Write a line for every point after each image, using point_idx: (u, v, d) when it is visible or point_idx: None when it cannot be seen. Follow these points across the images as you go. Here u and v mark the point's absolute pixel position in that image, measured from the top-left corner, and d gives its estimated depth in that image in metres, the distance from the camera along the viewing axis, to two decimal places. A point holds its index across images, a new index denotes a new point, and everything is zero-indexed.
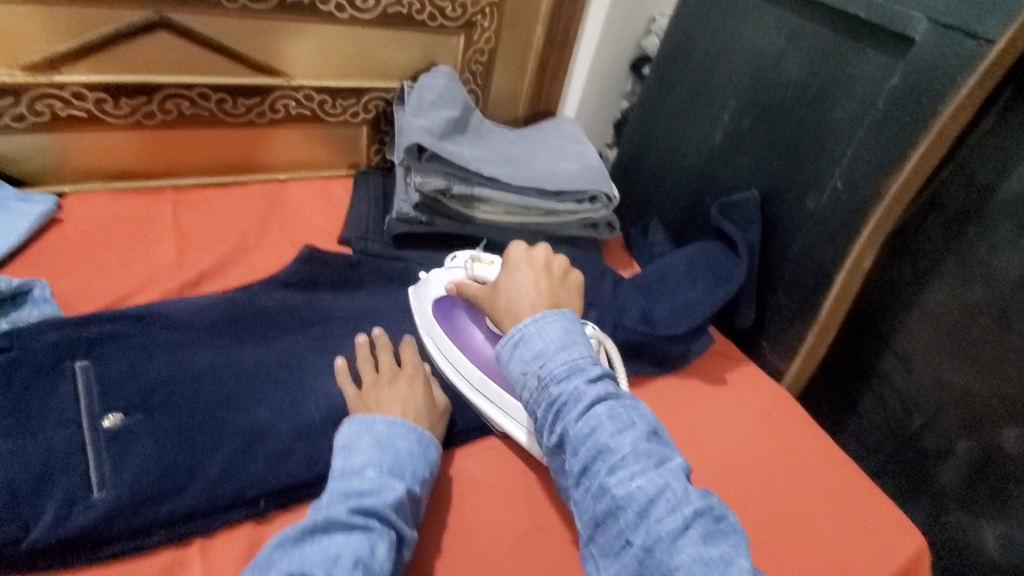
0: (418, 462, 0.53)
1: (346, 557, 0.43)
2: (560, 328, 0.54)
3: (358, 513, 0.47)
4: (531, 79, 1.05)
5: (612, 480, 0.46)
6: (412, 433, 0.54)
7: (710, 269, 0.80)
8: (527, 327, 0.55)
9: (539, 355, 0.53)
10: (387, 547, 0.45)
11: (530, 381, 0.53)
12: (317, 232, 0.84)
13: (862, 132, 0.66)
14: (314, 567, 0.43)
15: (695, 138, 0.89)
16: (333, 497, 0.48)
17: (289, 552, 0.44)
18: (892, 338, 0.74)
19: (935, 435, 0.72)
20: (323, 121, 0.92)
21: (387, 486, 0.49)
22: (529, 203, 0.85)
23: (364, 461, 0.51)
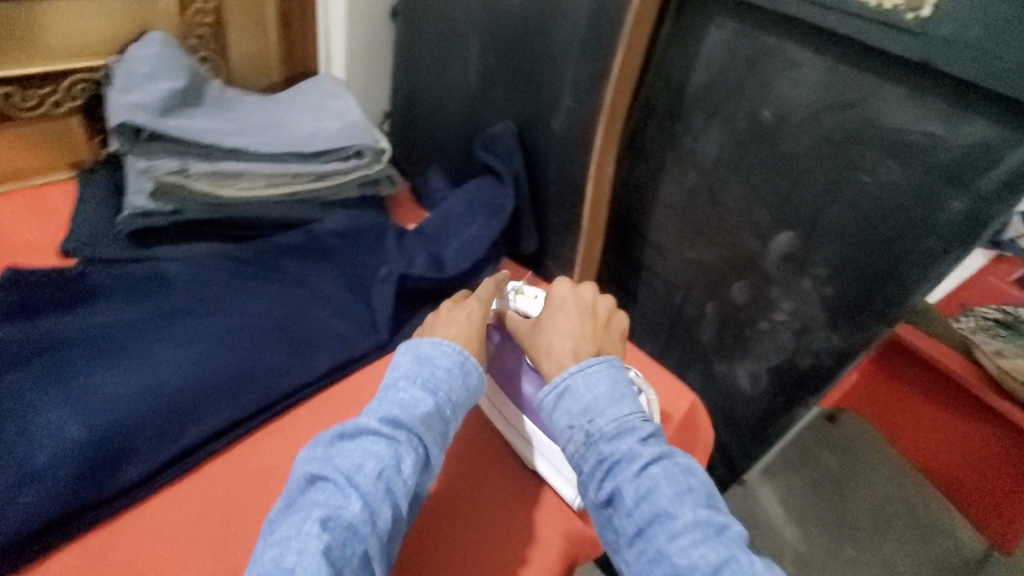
0: (453, 379, 0.56)
1: (370, 467, 0.47)
2: (608, 377, 0.55)
3: (388, 423, 0.51)
4: (276, 38, 0.97)
5: (671, 546, 0.45)
6: (452, 352, 0.58)
7: (485, 203, 0.83)
8: (574, 376, 0.55)
9: (587, 409, 0.53)
10: (411, 462, 0.49)
11: (577, 436, 0.53)
12: (25, 253, 0.71)
13: (575, 49, 0.71)
14: (337, 470, 0.48)
15: (453, 80, 0.90)
16: (375, 404, 0.53)
17: (322, 453, 0.50)
18: (646, 233, 0.85)
19: (692, 306, 0.84)
20: (14, 118, 0.77)
21: (419, 400, 0.53)
22: (288, 171, 0.79)
23: (403, 373, 0.55)
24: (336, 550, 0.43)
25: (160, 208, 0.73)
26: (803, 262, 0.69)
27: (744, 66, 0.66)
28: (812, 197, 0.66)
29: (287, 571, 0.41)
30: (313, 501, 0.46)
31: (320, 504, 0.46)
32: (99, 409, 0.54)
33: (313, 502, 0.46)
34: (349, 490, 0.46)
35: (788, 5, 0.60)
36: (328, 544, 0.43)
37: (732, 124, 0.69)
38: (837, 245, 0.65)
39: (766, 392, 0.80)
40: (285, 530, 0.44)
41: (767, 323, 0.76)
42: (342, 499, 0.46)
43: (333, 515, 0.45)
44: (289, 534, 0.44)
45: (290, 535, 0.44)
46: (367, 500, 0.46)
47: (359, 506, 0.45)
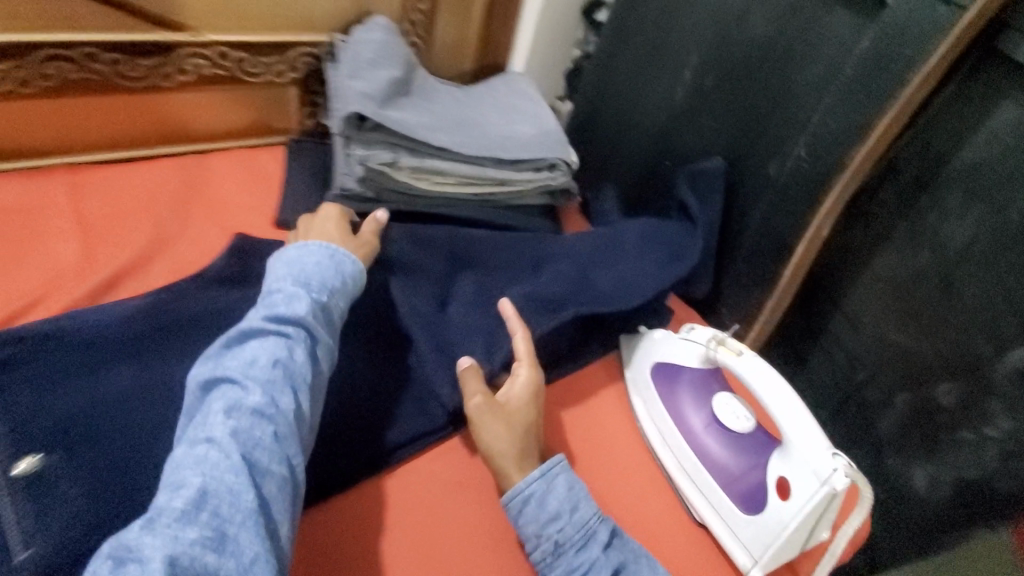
0: (323, 275, 0.60)
1: (262, 360, 0.51)
2: (567, 485, 0.56)
3: (274, 325, 0.54)
4: (478, 27, 0.96)
5: None
6: (322, 253, 0.62)
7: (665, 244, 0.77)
8: (537, 484, 0.55)
9: (554, 516, 0.54)
10: (300, 348, 0.53)
11: (542, 544, 0.54)
12: (248, 215, 0.76)
13: (828, 99, 0.64)
14: (230, 372, 0.50)
15: (655, 96, 0.84)
16: (252, 315, 0.55)
17: (212, 366, 0.51)
18: (842, 300, 0.77)
19: (877, 388, 0.75)
20: (243, 82, 0.81)
21: (298, 296, 0.56)
22: (483, 174, 0.79)
23: (277, 281, 0.58)
24: (241, 431, 0.46)
25: (363, 191, 0.76)
26: None
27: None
28: None
29: (201, 454, 0.45)
30: (211, 403, 0.49)
31: (220, 400, 0.48)
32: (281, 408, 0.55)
33: (212, 402, 0.48)
34: (246, 383, 0.49)
35: None
36: (234, 429, 0.46)
37: (1001, 217, 0.60)
38: None
39: (947, 503, 0.71)
40: (193, 429, 0.47)
41: (971, 435, 0.67)
42: (241, 393, 0.49)
43: (234, 405, 0.48)
44: (196, 431, 0.47)
45: (196, 432, 0.47)
46: (263, 388, 0.49)
47: (262, 394, 0.49)
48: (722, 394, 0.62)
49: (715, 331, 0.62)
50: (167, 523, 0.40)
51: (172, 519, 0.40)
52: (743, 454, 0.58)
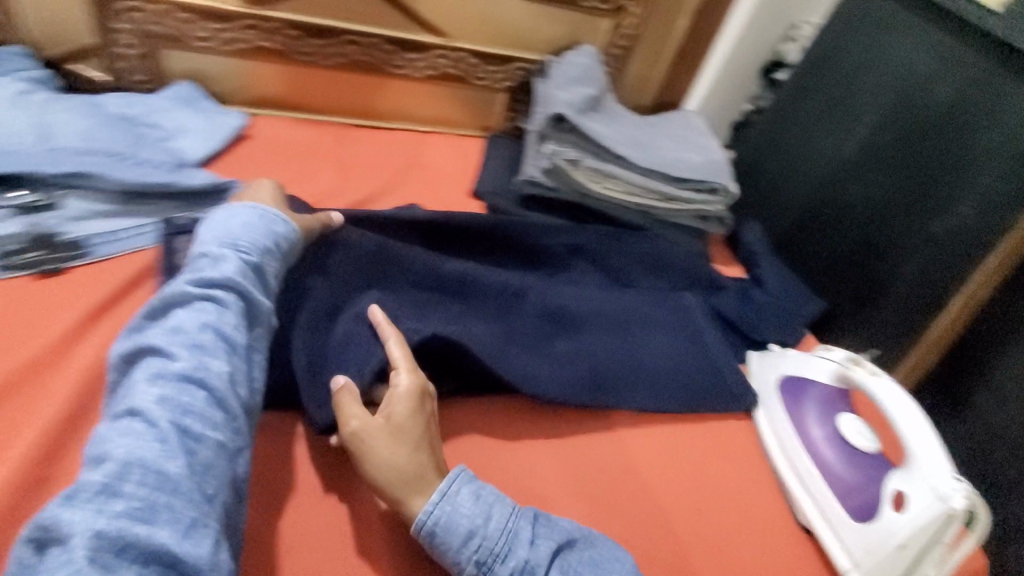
0: (259, 232, 0.58)
1: (187, 325, 0.50)
2: (465, 499, 0.51)
3: (201, 286, 0.52)
4: (665, 68, 1.09)
5: None
6: (255, 211, 0.60)
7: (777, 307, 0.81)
8: (441, 506, 0.50)
9: (467, 536, 0.50)
10: (231, 312, 0.52)
11: (470, 567, 0.49)
12: (453, 184, 0.93)
13: (1004, 163, 0.69)
14: (154, 339, 0.49)
15: (826, 149, 0.88)
16: (180, 276, 0.54)
17: (132, 336, 0.50)
18: (992, 371, 0.76)
19: (1016, 469, 0.73)
20: (469, 83, 1.01)
21: (229, 258, 0.55)
22: (651, 186, 0.90)
23: (208, 238, 0.57)
24: (169, 399, 0.45)
25: (546, 181, 0.90)
26: None
27: None
28: None
29: (131, 425, 0.43)
30: (140, 372, 0.47)
31: (147, 370, 0.47)
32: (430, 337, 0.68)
33: (141, 372, 0.47)
34: (171, 350, 0.48)
35: None
36: (163, 396, 0.45)
37: None
38: None
39: None
40: (124, 399, 0.46)
41: None
42: (166, 360, 0.48)
43: (160, 373, 0.46)
44: (128, 401, 0.45)
45: (124, 403, 0.45)
46: (189, 354, 0.48)
47: (189, 360, 0.47)
48: (847, 414, 0.65)
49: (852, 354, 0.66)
50: (88, 498, 0.39)
51: (94, 495, 0.39)
52: (861, 470, 0.61)
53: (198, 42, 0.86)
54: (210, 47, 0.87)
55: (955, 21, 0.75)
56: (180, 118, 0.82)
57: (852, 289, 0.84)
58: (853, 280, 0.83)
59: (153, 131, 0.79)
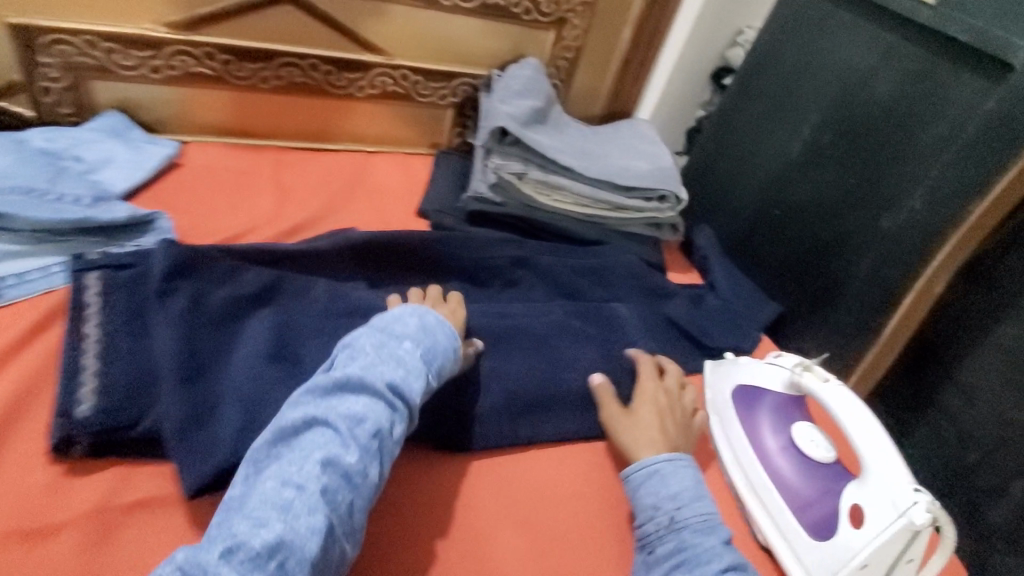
0: (449, 357, 0.58)
1: (369, 423, 0.49)
2: (693, 474, 0.58)
3: (391, 389, 0.52)
4: (614, 77, 1.08)
5: None
6: (451, 340, 0.59)
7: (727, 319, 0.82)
8: (665, 465, 0.58)
9: (675, 496, 0.56)
10: (402, 427, 0.51)
11: (659, 518, 0.55)
12: (399, 203, 0.90)
13: (947, 156, 0.67)
14: (338, 418, 0.49)
15: (774, 149, 0.87)
16: (369, 357, 0.54)
17: (314, 399, 0.50)
18: (954, 369, 0.74)
19: (989, 472, 0.70)
20: (413, 100, 0.99)
21: (423, 368, 0.55)
22: (599, 196, 0.88)
23: (409, 333, 0.57)
24: (330, 493, 0.45)
25: (493, 196, 0.88)
26: None
27: None
28: None
29: (287, 502, 0.44)
30: (313, 442, 0.48)
31: (322, 448, 0.47)
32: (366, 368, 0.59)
33: (312, 444, 0.48)
34: (348, 440, 0.48)
35: None
36: (324, 487, 0.45)
37: None
38: None
39: None
40: (287, 463, 0.46)
41: None
42: (341, 448, 0.48)
43: (334, 459, 0.47)
44: (291, 471, 0.46)
45: (291, 471, 0.46)
46: (362, 453, 0.48)
47: (358, 460, 0.47)
48: (803, 423, 0.63)
49: (804, 360, 0.64)
50: (240, 561, 0.41)
51: (246, 559, 0.41)
52: (817, 481, 0.58)
53: (123, 71, 0.83)
54: (136, 75, 0.83)
55: (888, 15, 0.74)
56: (105, 147, 0.78)
57: (809, 292, 0.82)
58: (812, 282, 0.81)
59: (74, 164, 0.75)
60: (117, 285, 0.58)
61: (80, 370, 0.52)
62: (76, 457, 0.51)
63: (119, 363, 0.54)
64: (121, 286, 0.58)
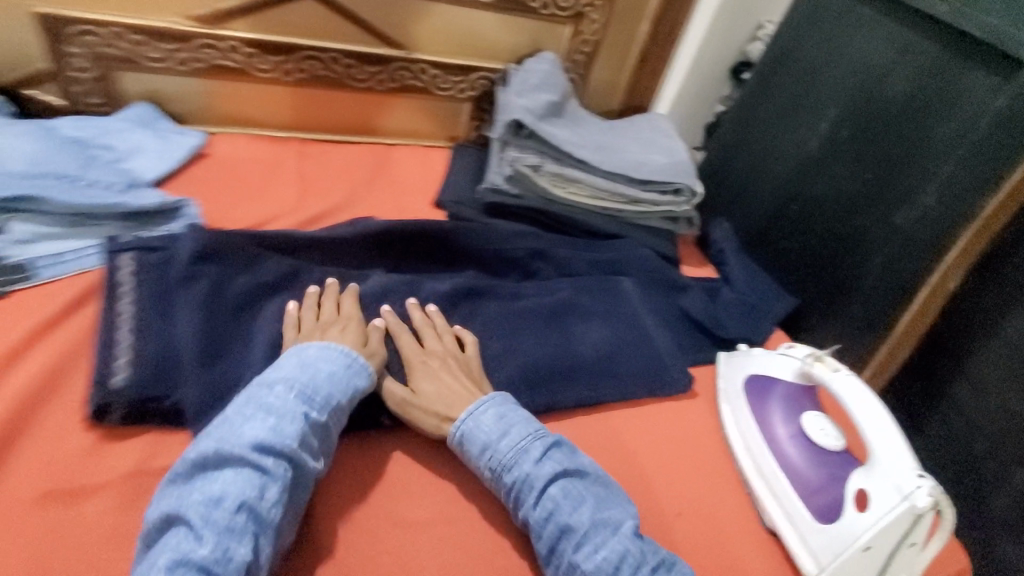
0: (336, 385, 0.55)
1: (229, 500, 0.45)
2: (495, 414, 0.58)
3: (257, 449, 0.48)
4: (631, 72, 1.09)
5: (580, 556, 0.50)
6: (338, 358, 0.57)
7: (741, 312, 0.82)
8: (465, 422, 0.58)
9: (484, 445, 0.56)
10: (279, 486, 0.48)
11: (485, 470, 0.56)
12: (417, 194, 0.92)
13: (961, 152, 0.67)
14: (191, 509, 0.45)
15: (789, 144, 0.88)
16: (227, 426, 0.50)
17: (175, 491, 0.47)
18: (965, 363, 0.74)
19: (995, 462, 0.71)
20: (432, 94, 1.00)
21: (295, 410, 0.51)
22: (614, 189, 0.89)
23: (281, 375, 0.54)
24: None
25: (508, 189, 0.89)
26: None
27: None
28: None
29: None
30: (165, 544, 0.44)
31: (172, 548, 0.43)
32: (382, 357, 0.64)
33: (164, 547, 0.43)
34: (203, 530, 0.44)
35: None
36: None
37: None
38: None
39: None
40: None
41: None
42: (193, 543, 0.43)
43: (183, 558, 0.42)
44: None
45: None
46: (219, 538, 0.44)
47: (213, 547, 0.43)
48: (812, 413, 0.64)
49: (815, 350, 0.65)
50: None
51: None
52: (824, 469, 0.59)
53: (152, 64, 0.86)
54: (165, 68, 0.86)
55: (904, 11, 0.75)
56: (135, 138, 0.81)
57: (824, 286, 0.82)
58: (824, 277, 0.82)
59: (104, 152, 0.78)
60: (150, 267, 0.62)
61: (115, 344, 0.56)
62: (108, 427, 0.54)
63: (151, 341, 0.57)
64: (152, 269, 0.62)
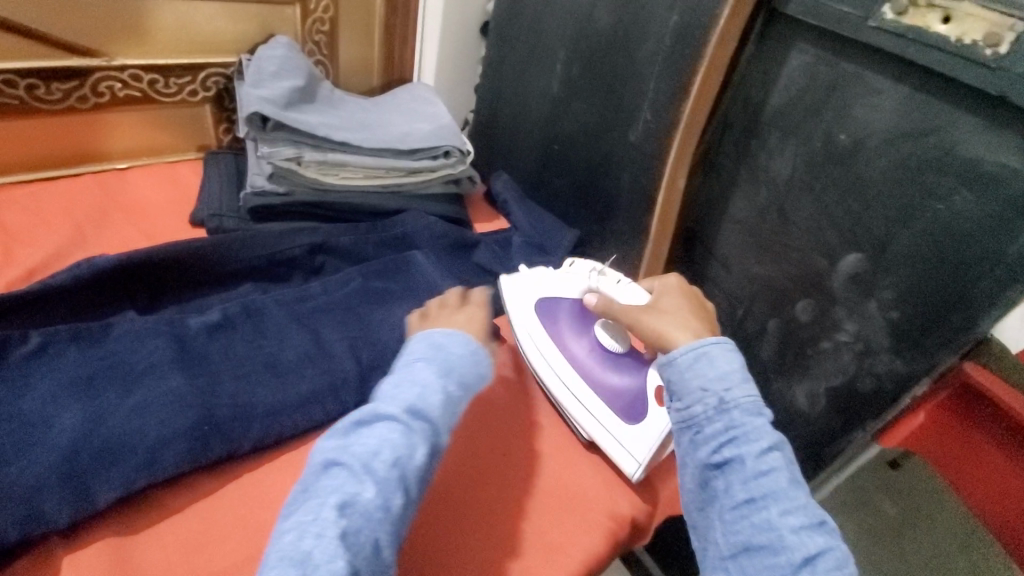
0: (467, 366, 0.59)
1: (386, 454, 0.49)
2: (741, 356, 0.54)
3: (408, 413, 0.52)
4: (381, 44, 1.06)
5: (782, 523, 0.46)
6: (465, 342, 0.61)
7: (531, 252, 0.88)
8: (714, 346, 0.54)
9: (724, 377, 0.52)
10: (423, 452, 0.50)
11: (708, 399, 0.52)
12: (169, 217, 0.82)
13: (659, 67, 0.76)
14: (354, 456, 0.49)
15: (538, 88, 0.94)
16: (393, 393, 0.54)
17: (340, 441, 0.51)
18: (713, 246, 0.87)
19: (754, 319, 0.85)
20: (158, 102, 0.88)
21: (435, 384, 0.55)
22: (385, 164, 0.87)
23: (418, 357, 0.59)
24: (351, 535, 0.44)
25: (274, 188, 0.84)
26: (869, 285, 0.70)
27: (826, 86, 0.68)
28: (883, 223, 0.67)
29: (307, 552, 0.42)
30: (328, 486, 0.47)
31: (335, 491, 0.46)
32: (151, 409, 0.54)
33: (328, 488, 0.47)
34: (365, 477, 0.47)
35: (871, 32, 0.62)
36: (345, 530, 0.44)
37: (808, 147, 0.72)
38: (904, 268, 0.66)
39: (824, 413, 0.80)
40: (302, 514, 0.45)
41: (829, 344, 0.76)
42: (357, 486, 0.47)
43: (350, 500, 0.46)
44: (306, 519, 0.45)
45: (306, 519, 0.45)
46: (382, 486, 0.47)
47: (376, 494, 0.46)
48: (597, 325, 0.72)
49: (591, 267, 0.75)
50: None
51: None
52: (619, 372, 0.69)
53: None
54: None
55: None
56: None
57: (595, 211, 0.91)
58: (593, 202, 0.91)
59: None
60: None
61: None
62: None
63: None
64: None
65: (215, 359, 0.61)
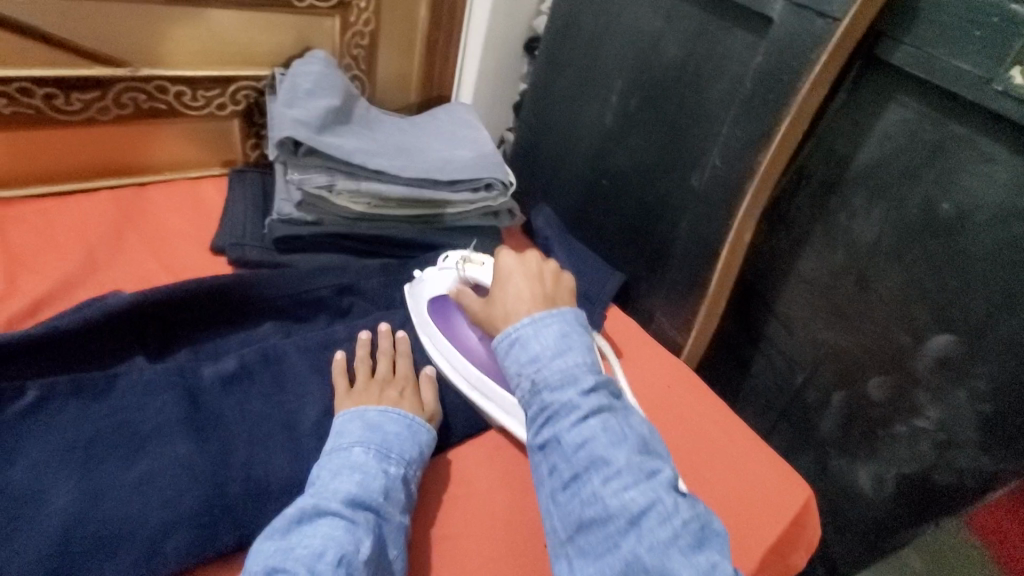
0: (406, 442, 0.55)
1: (331, 553, 0.43)
2: (558, 330, 0.52)
3: (349, 504, 0.47)
4: (421, 60, 1.00)
5: (605, 491, 0.45)
6: (400, 418, 0.56)
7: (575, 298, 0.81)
8: (523, 329, 0.53)
9: (535, 359, 0.51)
10: (370, 544, 0.45)
11: (524, 384, 0.51)
12: (188, 243, 0.76)
13: (733, 111, 0.69)
14: (298, 561, 0.43)
15: (588, 119, 0.87)
16: (325, 485, 0.49)
17: (276, 542, 0.45)
18: (774, 304, 0.79)
19: (816, 389, 0.77)
20: (184, 115, 0.82)
21: (376, 468, 0.51)
22: (423, 195, 0.81)
23: (353, 439, 0.53)
24: None
25: (303, 216, 0.78)
26: (960, 371, 0.62)
27: (928, 147, 0.61)
28: (984, 305, 0.59)
29: None
30: None
31: None
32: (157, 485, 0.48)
33: None
34: None
35: (993, 96, 0.54)
36: None
37: (900, 212, 0.64)
38: (1003, 358, 0.59)
39: (891, 500, 0.72)
40: None
41: (904, 428, 0.69)
42: None
43: None
44: None
45: None
46: None
47: None
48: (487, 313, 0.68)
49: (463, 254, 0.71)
50: None
51: None
52: None
53: None
54: None
55: None
56: None
57: (644, 257, 0.84)
58: (643, 246, 0.84)
59: None
60: None
61: None
62: None
63: None
64: None
65: (230, 420, 0.55)
